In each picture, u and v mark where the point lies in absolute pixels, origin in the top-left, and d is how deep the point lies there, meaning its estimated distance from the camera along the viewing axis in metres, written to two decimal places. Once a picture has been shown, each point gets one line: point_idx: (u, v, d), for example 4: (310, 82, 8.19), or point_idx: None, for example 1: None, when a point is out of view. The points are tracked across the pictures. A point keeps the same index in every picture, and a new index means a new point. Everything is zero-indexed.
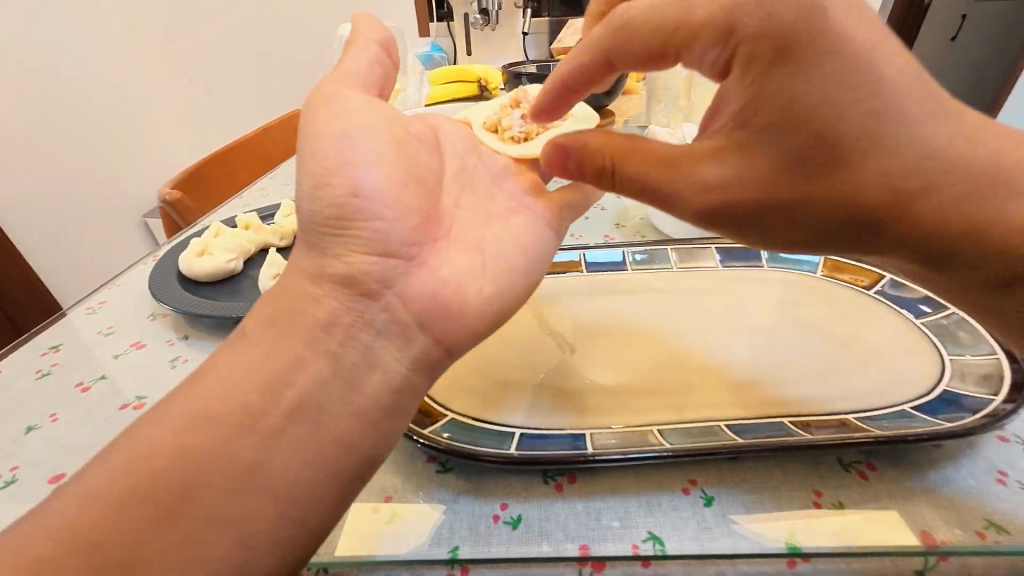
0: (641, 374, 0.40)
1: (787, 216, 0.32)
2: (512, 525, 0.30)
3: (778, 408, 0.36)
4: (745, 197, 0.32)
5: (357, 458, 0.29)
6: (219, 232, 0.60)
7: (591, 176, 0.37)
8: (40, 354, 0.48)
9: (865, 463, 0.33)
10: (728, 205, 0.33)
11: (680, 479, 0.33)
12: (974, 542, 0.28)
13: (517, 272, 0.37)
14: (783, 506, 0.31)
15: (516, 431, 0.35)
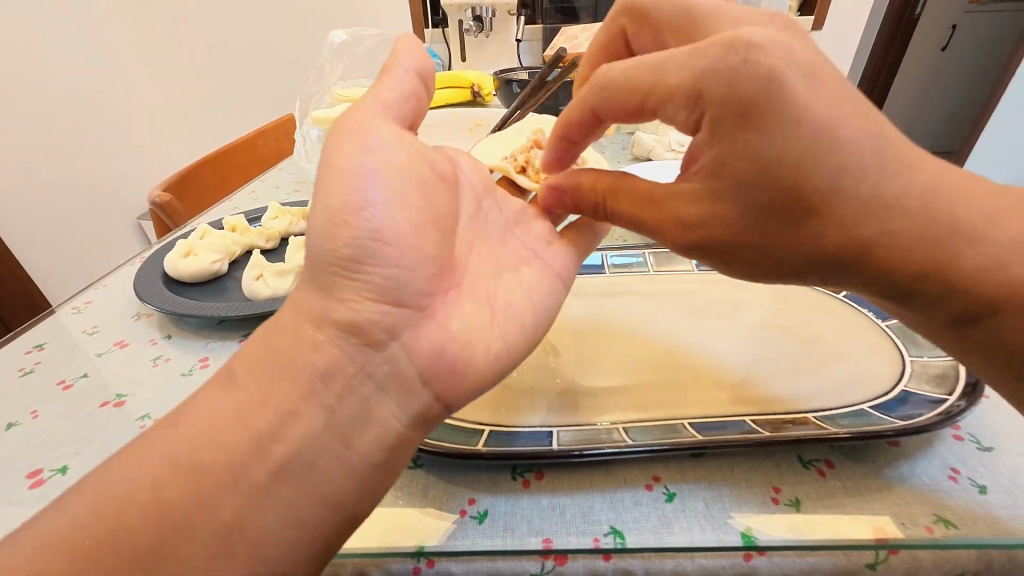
0: (612, 373, 0.41)
1: (770, 258, 0.33)
2: (478, 519, 0.31)
3: (741, 406, 0.37)
4: (727, 238, 0.33)
5: (336, 479, 0.28)
6: (206, 233, 0.60)
7: (587, 212, 0.39)
8: (24, 352, 0.49)
9: (824, 461, 0.34)
10: (714, 246, 0.33)
11: (644, 476, 0.34)
12: (921, 535, 0.29)
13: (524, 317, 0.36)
14: (742, 502, 0.32)
15: (486, 429, 0.35)
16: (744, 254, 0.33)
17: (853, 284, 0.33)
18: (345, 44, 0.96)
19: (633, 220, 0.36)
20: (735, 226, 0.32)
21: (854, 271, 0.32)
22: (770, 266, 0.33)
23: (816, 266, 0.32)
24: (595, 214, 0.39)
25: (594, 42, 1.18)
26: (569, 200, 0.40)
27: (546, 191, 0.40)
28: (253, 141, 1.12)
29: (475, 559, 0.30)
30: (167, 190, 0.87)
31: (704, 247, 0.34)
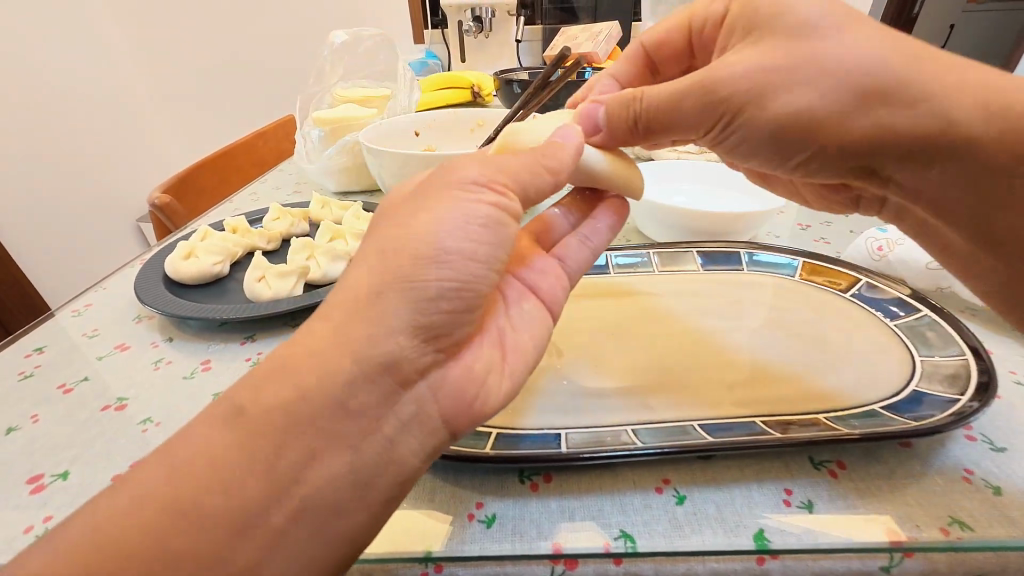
0: (618, 374, 0.41)
1: (811, 71, 0.34)
2: (486, 524, 0.31)
3: (750, 407, 0.37)
4: (767, 64, 0.35)
5: None
6: (207, 235, 0.60)
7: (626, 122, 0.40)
8: (24, 355, 0.48)
9: (836, 462, 0.34)
10: (748, 81, 0.35)
11: (653, 478, 0.33)
12: (937, 537, 0.28)
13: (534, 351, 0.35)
14: (754, 504, 0.31)
15: (493, 432, 0.35)
16: (779, 85, 0.34)
17: (887, 115, 0.33)
18: (345, 45, 0.96)
19: (664, 108, 0.38)
20: (777, 48, 0.35)
21: (886, 99, 0.33)
22: (810, 87, 0.34)
23: (852, 89, 0.33)
24: (630, 126, 0.40)
25: (594, 42, 1.18)
26: (603, 114, 0.41)
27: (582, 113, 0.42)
28: (253, 142, 1.11)
29: (483, 563, 0.29)
30: (167, 192, 0.87)
31: (739, 82, 0.35)
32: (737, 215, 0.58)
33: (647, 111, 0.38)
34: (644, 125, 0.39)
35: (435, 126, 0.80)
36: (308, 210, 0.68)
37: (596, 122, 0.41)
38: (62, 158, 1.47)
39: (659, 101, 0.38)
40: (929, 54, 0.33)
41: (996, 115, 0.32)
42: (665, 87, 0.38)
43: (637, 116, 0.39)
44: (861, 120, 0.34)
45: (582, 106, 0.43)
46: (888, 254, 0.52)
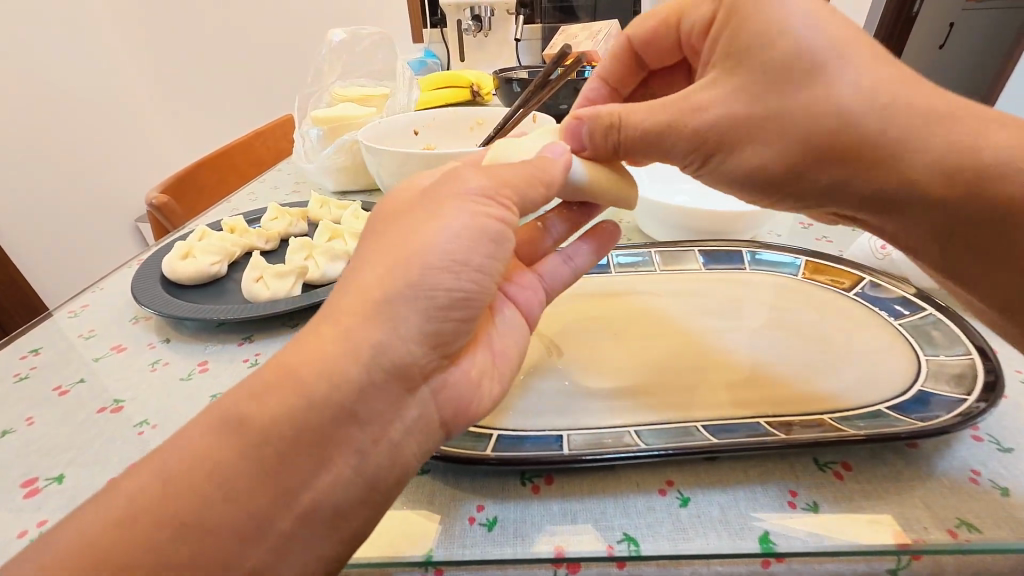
0: (620, 374, 0.40)
1: (781, 122, 0.33)
2: (487, 527, 0.30)
3: (754, 407, 0.36)
4: (739, 112, 0.33)
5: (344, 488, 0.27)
6: (204, 235, 0.59)
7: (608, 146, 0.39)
8: (20, 356, 0.48)
9: (841, 463, 0.33)
10: (718, 128, 0.34)
11: (656, 480, 0.33)
12: (944, 540, 0.28)
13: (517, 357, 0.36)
14: (759, 506, 0.31)
15: (493, 433, 0.34)
16: (748, 133, 0.34)
17: (854, 167, 0.33)
18: (344, 44, 0.96)
19: (642, 140, 0.36)
20: (750, 93, 0.33)
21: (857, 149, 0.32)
22: (777, 140, 0.33)
23: (821, 141, 0.32)
24: (612, 148, 0.39)
25: (593, 41, 1.17)
26: (586, 134, 0.39)
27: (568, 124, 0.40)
28: (252, 143, 1.11)
29: (484, 567, 0.29)
30: (166, 192, 0.86)
31: (708, 128, 0.34)
32: (738, 214, 0.58)
33: (627, 136, 0.37)
34: (625, 149, 0.38)
35: (435, 125, 0.79)
36: (307, 210, 0.68)
37: (581, 139, 0.40)
38: (62, 159, 1.46)
39: (637, 131, 0.36)
40: (914, 98, 0.31)
41: (969, 172, 0.31)
42: (645, 115, 0.36)
43: (616, 140, 0.38)
44: (830, 169, 0.33)
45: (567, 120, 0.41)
46: (891, 252, 0.51)
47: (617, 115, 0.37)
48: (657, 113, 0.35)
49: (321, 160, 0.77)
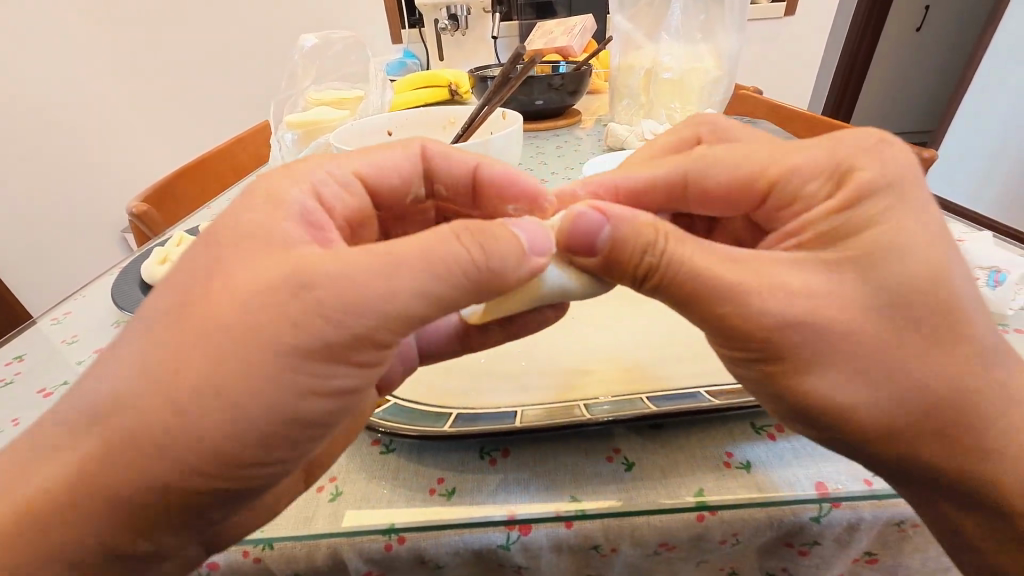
0: (577, 355, 0.43)
1: (879, 366, 0.27)
2: (447, 497, 0.33)
3: (699, 380, 0.39)
4: (838, 326, 0.27)
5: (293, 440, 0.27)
6: (181, 241, 0.61)
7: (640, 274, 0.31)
8: (4, 364, 0.50)
9: (775, 426, 0.36)
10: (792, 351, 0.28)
11: (605, 449, 0.35)
12: (860, 488, 0.31)
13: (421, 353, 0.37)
14: (698, 469, 0.33)
15: (452, 412, 0.36)
16: (833, 360, 0.27)
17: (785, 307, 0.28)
18: (315, 49, 0.98)
19: (683, 295, 0.29)
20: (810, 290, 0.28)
21: (935, 435, 0.27)
22: (867, 373, 0.27)
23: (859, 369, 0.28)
24: (635, 278, 0.31)
25: (568, 37, 1.19)
26: (607, 235, 0.31)
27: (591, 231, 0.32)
28: (232, 150, 1.12)
29: (444, 532, 0.31)
30: (146, 201, 0.87)
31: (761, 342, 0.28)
32: None
33: (666, 274, 0.29)
34: (665, 296, 0.30)
35: (408, 125, 0.81)
36: None
37: (595, 243, 0.32)
38: None
39: (688, 279, 0.29)
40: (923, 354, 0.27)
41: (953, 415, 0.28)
42: (696, 251, 0.29)
43: (647, 274, 0.30)
44: (890, 429, 0.28)
45: (578, 209, 0.32)
46: None
47: (656, 239, 0.30)
48: (731, 276, 0.28)
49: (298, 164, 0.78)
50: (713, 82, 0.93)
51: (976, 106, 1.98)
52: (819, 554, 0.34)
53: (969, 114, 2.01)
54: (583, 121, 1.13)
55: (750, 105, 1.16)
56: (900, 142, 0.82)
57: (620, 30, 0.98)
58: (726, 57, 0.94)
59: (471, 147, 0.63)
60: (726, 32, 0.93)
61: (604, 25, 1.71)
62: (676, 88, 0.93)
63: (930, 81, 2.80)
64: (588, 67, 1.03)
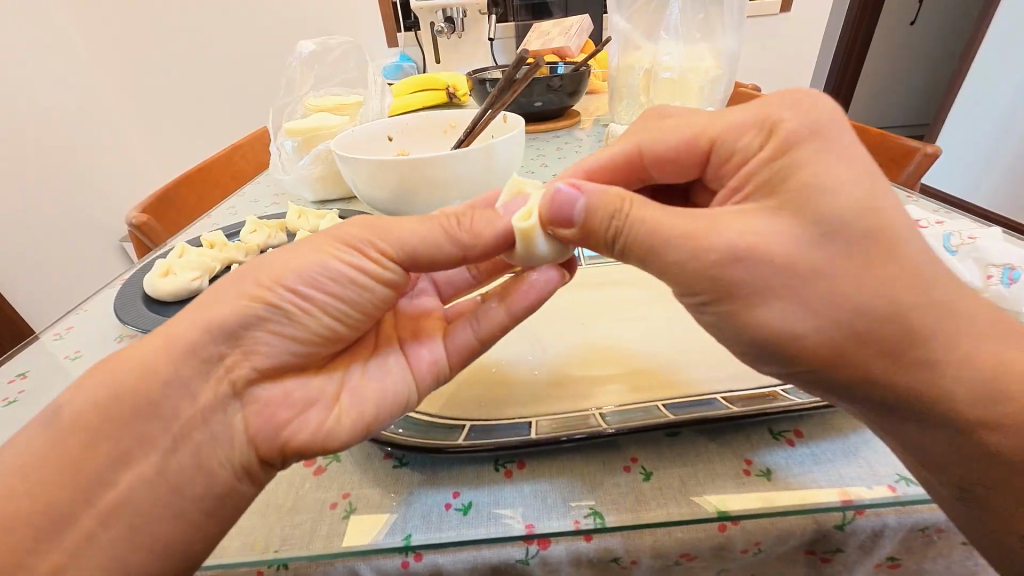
0: (589, 361, 0.42)
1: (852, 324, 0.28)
2: (462, 511, 0.32)
3: (716, 384, 0.38)
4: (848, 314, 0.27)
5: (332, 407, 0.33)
6: (183, 252, 0.61)
7: (588, 228, 0.34)
8: (7, 381, 0.49)
9: (793, 432, 0.36)
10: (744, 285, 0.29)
11: (622, 458, 0.35)
12: (884, 494, 0.30)
13: (466, 344, 0.38)
14: (718, 477, 0.33)
15: (465, 425, 0.36)
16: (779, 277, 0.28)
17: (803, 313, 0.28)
18: (313, 54, 0.97)
19: (601, 235, 0.33)
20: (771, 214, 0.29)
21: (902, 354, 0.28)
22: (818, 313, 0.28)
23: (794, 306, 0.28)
24: (606, 244, 0.33)
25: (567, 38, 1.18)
26: (581, 207, 0.33)
27: (557, 196, 0.34)
28: (231, 157, 1.12)
29: (461, 548, 0.31)
30: (146, 211, 0.87)
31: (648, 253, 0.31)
32: None
33: (630, 237, 0.32)
34: (595, 235, 0.33)
35: (409, 131, 0.81)
36: (285, 220, 0.70)
37: (571, 215, 0.34)
38: (44, 171, 1.50)
39: (645, 238, 0.31)
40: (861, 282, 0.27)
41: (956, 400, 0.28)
42: (645, 214, 0.31)
43: (598, 223, 0.33)
44: (866, 374, 0.29)
45: (555, 187, 0.35)
46: None
47: (621, 206, 0.32)
48: (664, 224, 0.30)
49: (299, 172, 0.78)
50: (713, 81, 0.93)
51: (973, 98, 1.98)
52: (842, 561, 0.33)
53: (967, 106, 2.01)
54: (582, 121, 1.12)
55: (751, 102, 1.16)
56: (902, 138, 0.81)
57: (619, 31, 0.98)
58: (726, 55, 0.94)
59: (473, 151, 0.62)
60: (725, 29, 0.92)
61: (600, 24, 1.71)
62: (676, 88, 0.93)
63: (927, 75, 2.80)
64: (587, 67, 1.02)
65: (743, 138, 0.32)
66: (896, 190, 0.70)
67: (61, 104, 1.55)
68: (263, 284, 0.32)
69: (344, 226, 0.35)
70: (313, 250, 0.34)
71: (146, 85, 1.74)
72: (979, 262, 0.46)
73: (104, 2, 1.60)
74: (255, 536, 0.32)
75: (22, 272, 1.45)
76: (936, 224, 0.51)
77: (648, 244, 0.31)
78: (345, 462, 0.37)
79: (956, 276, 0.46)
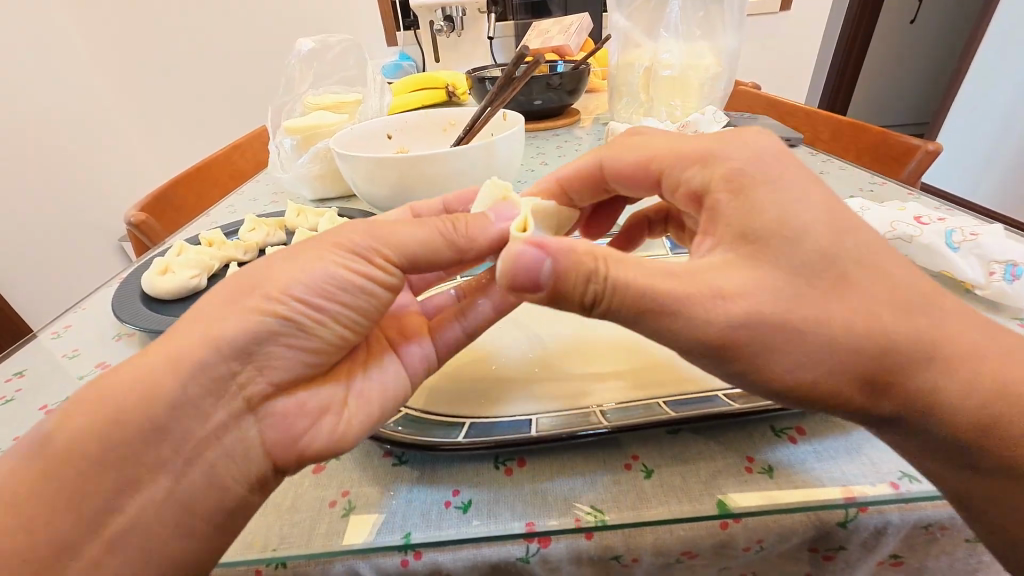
0: (589, 358, 0.42)
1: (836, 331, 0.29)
2: (462, 509, 0.32)
3: (717, 381, 0.38)
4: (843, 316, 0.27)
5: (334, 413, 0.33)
6: (182, 251, 0.61)
7: (567, 293, 0.31)
8: (4, 380, 0.49)
9: (795, 429, 0.35)
10: (739, 340, 0.29)
11: (622, 456, 0.35)
12: (886, 491, 0.30)
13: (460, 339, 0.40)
14: (719, 474, 0.32)
15: (465, 422, 0.36)
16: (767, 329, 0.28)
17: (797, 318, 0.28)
18: (313, 53, 0.97)
19: (585, 302, 0.31)
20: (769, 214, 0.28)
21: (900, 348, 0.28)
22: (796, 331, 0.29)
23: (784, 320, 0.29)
24: (584, 306, 0.31)
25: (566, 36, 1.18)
26: (549, 270, 0.31)
27: (522, 261, 0.31)
28: (230, 157, 1.11)
29: (461, 546, 0.31)
30: (144, 209, 0.87)
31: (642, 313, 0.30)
32: None
33: (613, 298, 0.30)
34: (575, 301, 0.31)
35: (408, 129, 0.81)
36: (284, 219, 0.70)
37: (539, 278, 0.31)
38: (43, 171, 1.49)
39: (632, 295, 0.30)
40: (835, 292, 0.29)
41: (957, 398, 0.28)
42: (627, 272, 0.30)
43: (581, 290, 0.31)
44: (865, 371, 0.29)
45: (516, 246, 0.31)
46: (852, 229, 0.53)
47: (596, 266, 0.30)
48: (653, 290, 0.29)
49: (298, 170, 0.78)
50: (713, 79, 0.92)
51: (974, 96, 1.98)
52: (845, 559, 0.33)
53: (968, 104, 2.01)
54: (582, 120, 1.12)
55: (751, 100, 1.15)
56: (903, 135, 0.81)
57: (618, 28, 0.98)
58: (726, 53, 0.93)
59: (472, 149, 0.62)
60: (725, 26, 0.92)
61: (600, 23, 1.70)
62: (676, 86, 0.92)
63: (926, 73, 2.80)
64: (587, 65, 1.01)
65: (689, 170, 0.35)
66: (897, 187, 0.70)
67: (60, 103, 1.55)
68: (266, 292, 0.31)
69: (345, 231, 0.34)
70: (314, 256, 0.33)
71: (146, 84, 1.74)
72: (982, 259, 0.45)
73: (104, 2, 1.59)
74: (253, 534, 0.32)
75: (21, 271, 1.44)
76: (938, 220, 0.51)
77: (636, 305, 0.30)
78: (345, 460, 0.36)
79: (959, 273, 0.46)
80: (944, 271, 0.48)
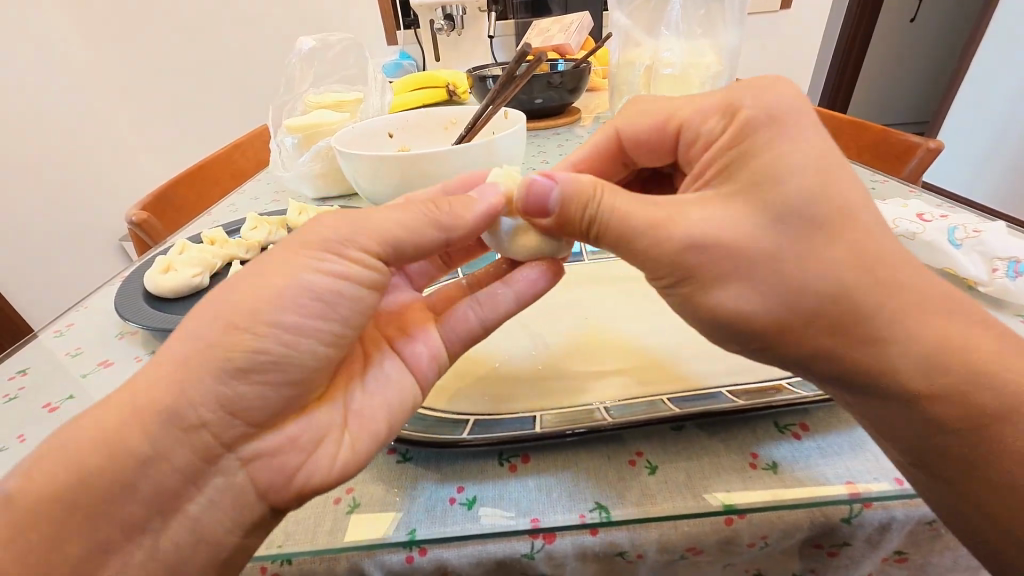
0: (591, 355, 0.42)
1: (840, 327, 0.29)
2: (467, 506, 0.32)
3: (720, 377, 0.38)
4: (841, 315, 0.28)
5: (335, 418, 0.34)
6: (184, 249, 0.60)
7: (567, 221, 0.35)
8: (7, 378, 0.49)
9: (799, 425, 0.35)
10: (711, 265, 0.30)
11: (627, 453, 0.35)
12: (890, 486, 0.30)
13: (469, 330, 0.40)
14: (723, 470, 0.33)
15: (469, 420, 0.36)
16: (742, 268, 0.30)
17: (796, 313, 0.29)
18: (313, 51, 0.97)
19: (580, 226, 0.34)
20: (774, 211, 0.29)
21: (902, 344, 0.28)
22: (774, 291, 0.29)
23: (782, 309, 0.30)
24: (582, 232, 0.34)
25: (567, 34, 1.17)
26: (556, 198, 0.35)
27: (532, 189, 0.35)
28: (231, 156, 1.11)
29: (465, 543, 0.31)
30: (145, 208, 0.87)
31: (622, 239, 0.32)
32: None
33: (603, 222, 0.33)
34: (572, 225, 0.34)
35: (409, 127, 0.81)
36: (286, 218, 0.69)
37: (547, 205, 0.35)
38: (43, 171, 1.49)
39: (617, 219, 0.32)
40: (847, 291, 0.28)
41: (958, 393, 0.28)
42: (618, 200, 0.32)
43: (577, 215, 0.34)
44: (868, 362, 0.29)
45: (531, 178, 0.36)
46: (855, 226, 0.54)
47: (594, 194, 0.33)
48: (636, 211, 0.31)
49: (299, 168, 0.78)
50: (714, 78, 0.92)
51: (974, 95, 1.98)
52: (849, 555, 0.33)
53: (968, 103, 2.01)
54: (583, 118, 1.12)
55: None
56: (904, 133, 0.81)
57: (619, 26, 0.98)
58: (727, 51, 0.93)
59: (474, 147, 0.62)
60: (726, 25, 0.92)
61: (600, 22, 1.70)
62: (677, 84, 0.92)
63: (926, 73, 2.79)
64: (587, 64, 1.01)
65: (708, 124, 0.34)
66: (899, 185, 0.69)
67: (60, 104, 1.55)
68: (230, 317, 0.30)
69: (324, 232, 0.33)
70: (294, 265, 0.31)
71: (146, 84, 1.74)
72: (984, 256, 0.45)
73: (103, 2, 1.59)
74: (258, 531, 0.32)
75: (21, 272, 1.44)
76: (940, 217, 0.51)
77: (621, 230, 0.32)
78: None
79: (961, 270, 0.46)
80: (946, 268, 0.48)
